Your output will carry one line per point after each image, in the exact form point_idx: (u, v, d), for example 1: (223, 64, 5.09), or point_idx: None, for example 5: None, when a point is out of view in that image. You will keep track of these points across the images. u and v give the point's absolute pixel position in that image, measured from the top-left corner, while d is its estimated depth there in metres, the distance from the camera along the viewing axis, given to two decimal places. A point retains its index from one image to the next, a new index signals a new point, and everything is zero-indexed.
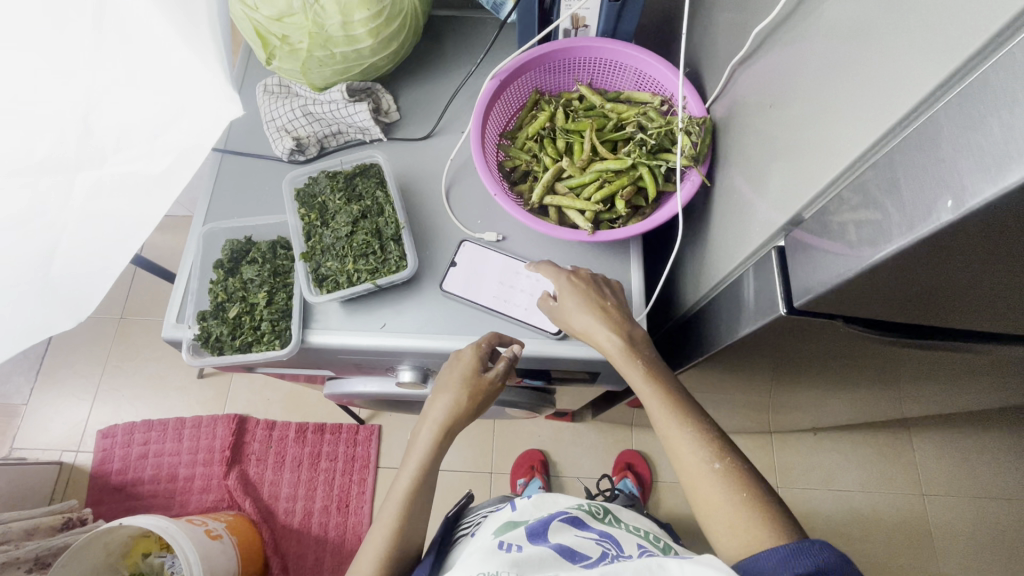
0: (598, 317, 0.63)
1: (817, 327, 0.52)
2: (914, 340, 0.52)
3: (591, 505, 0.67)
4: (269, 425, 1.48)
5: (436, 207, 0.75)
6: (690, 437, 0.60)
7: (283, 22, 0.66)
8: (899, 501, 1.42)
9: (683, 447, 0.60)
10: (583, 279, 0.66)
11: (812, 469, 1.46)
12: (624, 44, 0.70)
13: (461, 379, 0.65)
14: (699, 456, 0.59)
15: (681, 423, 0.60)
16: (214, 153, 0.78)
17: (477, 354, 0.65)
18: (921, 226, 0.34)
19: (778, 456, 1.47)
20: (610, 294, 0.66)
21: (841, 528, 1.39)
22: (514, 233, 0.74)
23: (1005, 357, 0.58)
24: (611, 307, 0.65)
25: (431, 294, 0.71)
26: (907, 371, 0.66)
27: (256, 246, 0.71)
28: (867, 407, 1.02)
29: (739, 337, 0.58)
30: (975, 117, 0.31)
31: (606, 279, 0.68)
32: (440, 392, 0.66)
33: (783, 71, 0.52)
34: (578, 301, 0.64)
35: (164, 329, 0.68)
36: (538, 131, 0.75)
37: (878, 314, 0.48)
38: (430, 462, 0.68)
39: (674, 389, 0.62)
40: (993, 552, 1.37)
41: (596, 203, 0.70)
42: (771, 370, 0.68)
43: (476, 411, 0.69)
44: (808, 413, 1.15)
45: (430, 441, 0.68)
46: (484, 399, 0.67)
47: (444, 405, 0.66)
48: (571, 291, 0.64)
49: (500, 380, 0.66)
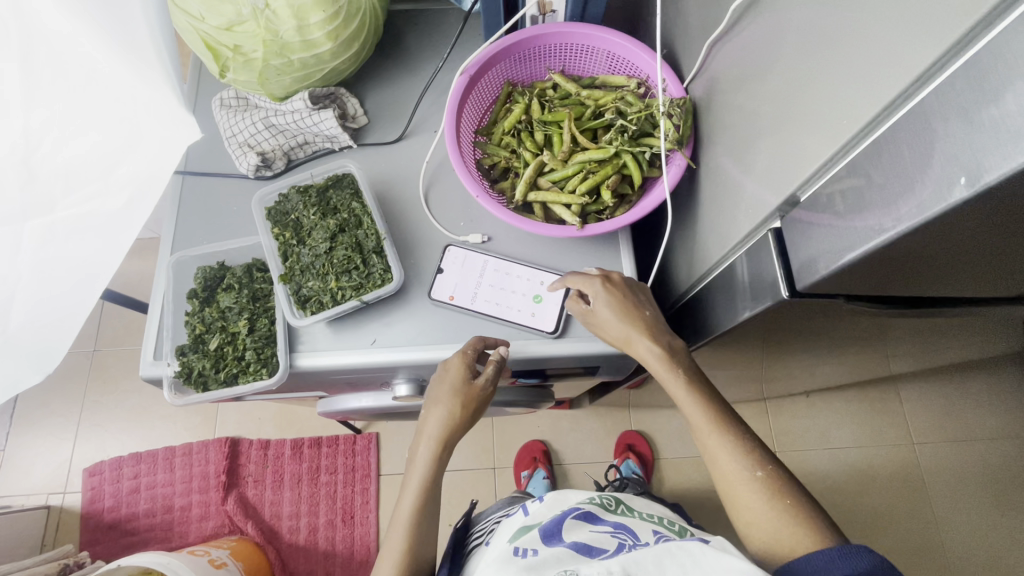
0: (636, 326, 0.62)
1: (817, 306, 0.51)
2: (911, 311, 0.52)
3: (603, 498, 0.67)
4: (264, 444, 1.45)
5: (416, 213, 0.72)
6: (731, 445, 0.59)
7: (233, 32, 0.62)
8: (891, 452, 1.47)
9: (724, 455, 0.60)
10: (619, 285, 0.64)
11: (805, 431, 1.49)
12: (594, 28, 0.68)
13: (451, 391, 0.63)
14: (742, 464, 0.59)
15: (721, 432, 0.60)
16: (175, 176, 0.74)
17: (464, 362, 0.63)
18: (932, 205, 0.33)
19: (773, 422, 1.49)
20: (646, 299, 0.65)
21: (838, 484, 1.44)
22: (499, 233, 0.72)
23: (997, 315, 0.58)
24: (648, 315, 0.63)
25: (421, 304, 0.68)
26: (901, 335, 0.66)
27: (230, 271, 0.68)
28: (859, 367, 1.04)
29: (737, 323, 0.58)
30: (989, 90, 0.30)
31: (640, 284, 0.67)
32: (432, 406, 0.64)
33: (765, 46, 0.51)
34: (614, 308, 0.62)
35: (142, 368, 0.65)
36: (514, 125, 0.72)
37: (875, 290, 0.48)
38: (433, 477, 0.66)
39: (714, 395, 0.62)
40: (981, 495, 1.42)
41: (581, 195, 0.67)
42: (771, 344, 0.68)
43: (472, 419, 0.67)
44: (801, 378, 1.17)
45: (429, 457, 0.66)
46: (478, 406, 0.65)
47: (438, 419, 0.64)
48: (607, 297, 0.63)
49: (492, 386, 0.65)
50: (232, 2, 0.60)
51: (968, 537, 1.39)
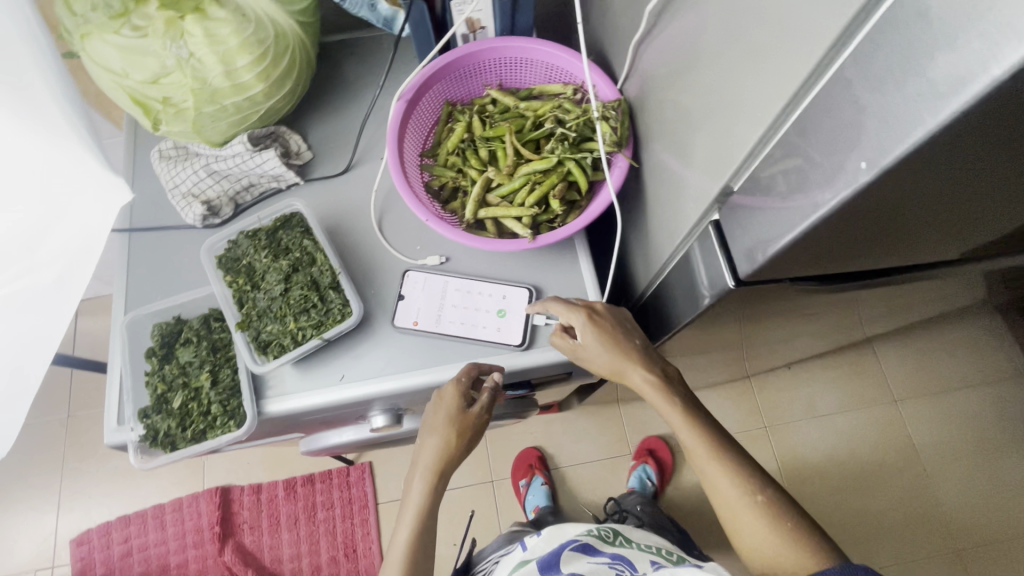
0: (628, 359, 0.63)
1: (766, 287, 0.52)
2: (847, 287, 0.55)
3: (601, 530, 0.67)
4: (255, 489, 1.42)
5: (371, 242, 0.72)
6: (730, 473, 0.61)
7: (160, 84, 0.61)
8: (874, 411, 1.55)
9: (724, 483, 0.61)
10: (605, 321, 0.64)
11: (794, 402, 1.57)
12: (523, 41, 0.69)
13: (445, 419, 0.64)
14: (742, 491, 0.61)
15: (720, 461, 0.62)
16: (120, 235, 0.72)
17: (459, 391, 0.64)
18: (843, 187, 0.35)
19: (761, 398, 1.56)
20: (633, 330, 0.66)
21: (830, 448, 1.52)
22: (457, 253, 0.72)
23: (944, 277, 0.60)
24: (637, 347, 0.64)
25: (386, 334, 0.68)
26: (857, 304, 0.68)
27: (187, 325, 0.66)
28: (831, 334, 1.06)
29: (696, 314, 0.59)
30: (877, 76, 0.31)
31: (625, 316, 0.67)
32: (427, 435, 0.65)
33: (686, 44, 0.52)
34: (604, 343, 0.62)
35: (107, 435, 0.63)
36: (458, 144, 0.72)
37: (816, 269, 0.49)
38: (430, 506, 0.67)
39: (709, 423, 0.64)
40: None
41: (531, 207, 0.67)
42: (733, 327, 0.69)
43: (467, 446, 0.68)
44: (779, 353, 1.19)
45: (423, 488, 0.66)
46: (473, 432, 0.66)
47: (433, 448, 0.65)
48: (595, 331, 0.63)
49: (486, 415, 0.66)
50: (155, 55, 0.59)
51: (953, 479, 1.49)
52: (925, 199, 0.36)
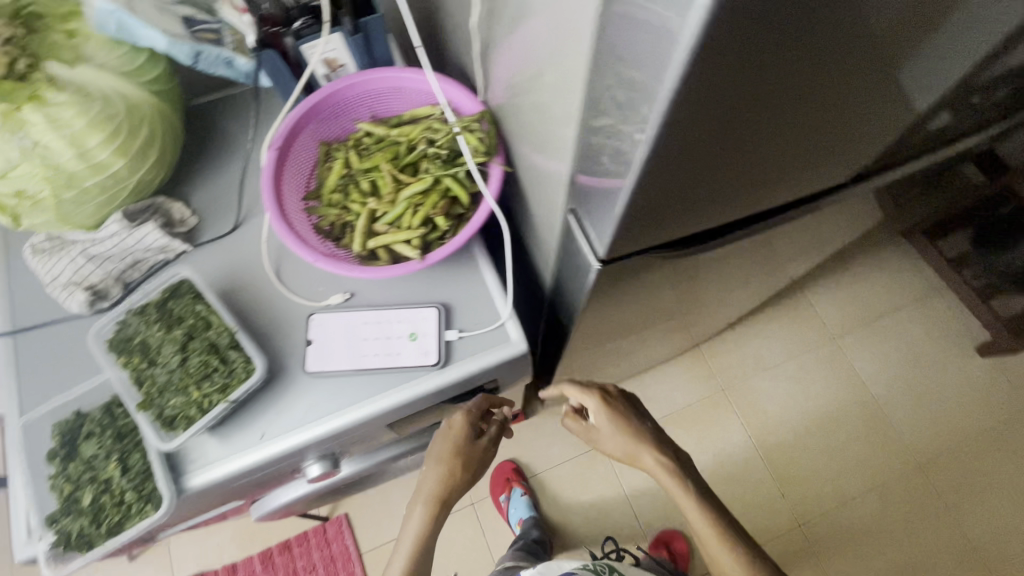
0: (639, 441, 0.76)
1: (631, 256, 0.55)
2: (718, 243, 0.58)
3: (597, 565, 0.79)
4: (229, 570, 1.35)
5: (271, 294, 0.71)
6: (734, 555, 0.71)
7: (10, 178, 0.59)
8: (818, 351, 1.64)
9: (728, 563, 0.71)
10: (617, 403, 0.80)
11: (745, 359, 1.64)
12: (382, 72, 0.71)
13: (453, 446, 0.74)
14: (744, 571, 0.70)
15: (727, 545, 0.71)
16: (3, 339, 0.69)
17: (469, 418, 0.76)
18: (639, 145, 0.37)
19: (714, 361, 1.64)
20: (641, 413, 0.81)
21: (785, 395, 1.60)
22: (359, 287, 0.72)
23: (811, 218, 0.65)
24: (646, 429, 0.78)
25: (301, 382, 0.67)
26: (743, 260, 0.73)
27: (88, 417, 0.64)
28: (753, 290, 1.13)
29: (588, 294, 0.62)
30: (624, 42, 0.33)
31: (638, 405, 0.82)
32: (433, 465, 0.74)
33: (514, 47, 0.54)
34: (614, 422, 0.78)
35: (16, 550, 0.61)
36: (339, 181, 0.73)
37: (669, 233, 0.52)
38: (428, 536, 0.73)
39: (721, 515, 0.73)
40: (897, 363, 1.62)
41: (417, 228, 0.68)
42: (637, 304, 0.72)
43: (465, 479, 0.76)
44: (714, 316, 1.26)
45: (424, 516, 0.73)
46: (473, 459, 0.76)
47: (437, 476, 0.73)
48: (606, 410, 0.79)
49: (494, 441, 0.79)
50: None
51: (899, 403, 1.58)
52: (722, 145, 0.39)
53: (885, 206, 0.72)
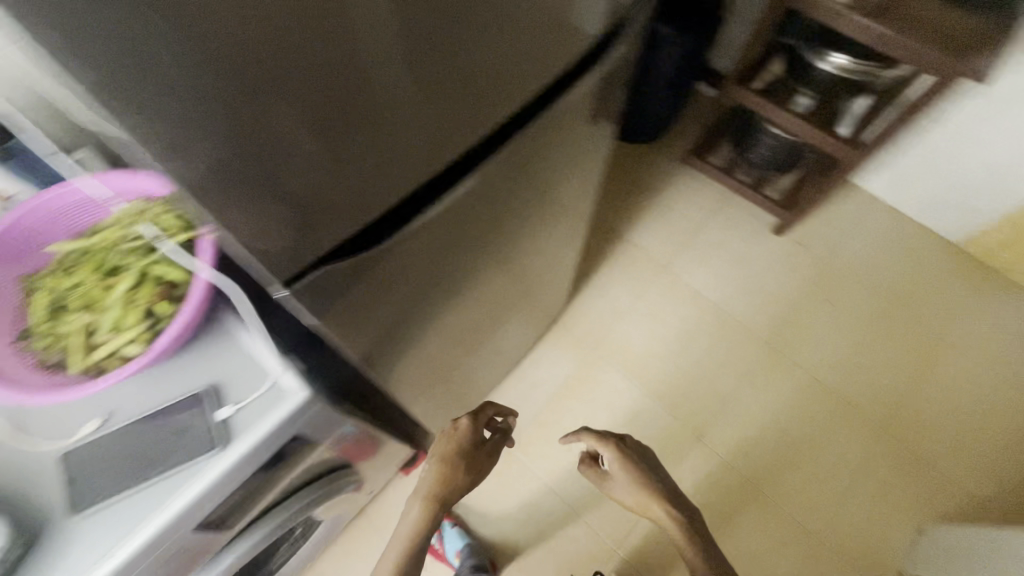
0: (642, 483, 1.10)
1: (271, 242, 0.48)
2: (374, 252, 0.61)
3: None
4: None
5: (2, 453, 0.65)
6: (695, 551, 1.08)
7: None
8: (653, 282, 1.91)
9: (690, 555, 1.07)
10: (628, 449, 1.13)
11: (600, 313, 1.87)
12: (54, 189, 0.70)
13: (443, 452, 1.10)
14: (698, 557, 1.07)
15: (690, 541, 1.08)
16: None
17: (455, 431, 1.13)
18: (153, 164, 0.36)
19: (576, 327, 1.85)
20: (643, 460, 1.14)
21: (644, 330, 1.85)
22: (115, 403, 0.69)
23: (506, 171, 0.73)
24: (647, 474, 1.11)
25: (68, 528, 0.62)
26: (478, 228, 0.79)
27: None
28: (556, 259, 1.32)
29: (312, 315, 0.61)
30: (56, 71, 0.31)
31: (640, 450, 1.16)
32: (432, 468, 1.10)
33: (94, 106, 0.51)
34: (625, 465, 1.11)
35: None
36: (49, 308, 0.70)
37: (330, 148, 0.46)
38: (423, 525, 1.08)
39: (691, 526, 1.10)
40: (711, 266, 1.93)
41: (138, 326, 0.69)
42: (396, 299, 0.75)
43: (452, 482, 1.09)
44: (538, 287, 1.40)
45: (420, 511, 1.08)
46: (457, 461, 1.11)
47: (430, 481, 1.09)
48: (622, 456, 1.12)
49: (494, 445, 1.19)
50: None
51: (727, 301, 1.89)
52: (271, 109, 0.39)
53: (573, 142, 0.86)
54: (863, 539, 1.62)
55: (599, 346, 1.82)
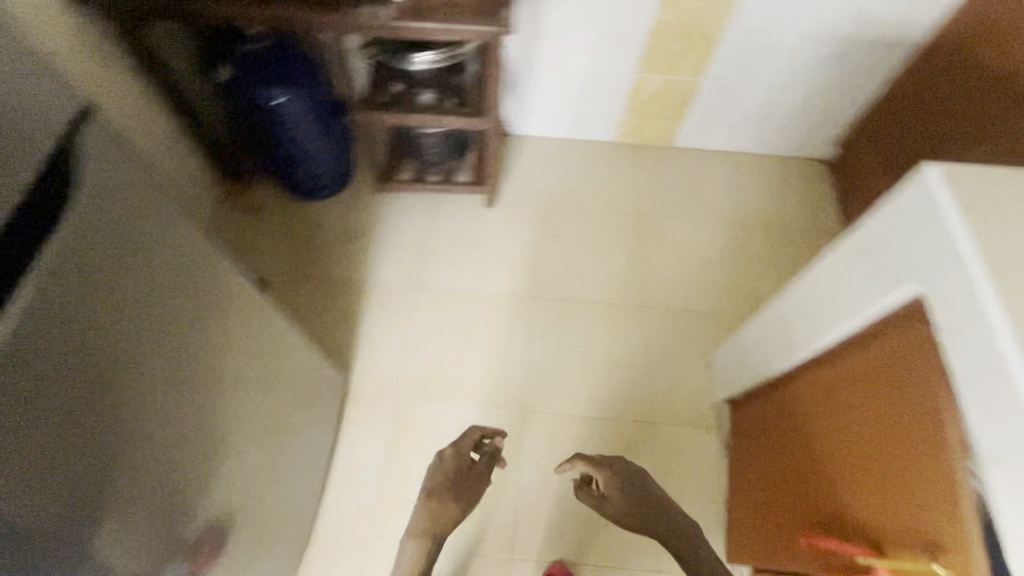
0: (645, 498, 1.37)
1: None
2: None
3: None
4: None
5: None
6: (676, 530, 1.34)
7: None
8: (410, 304, 1.95)
9: (669, 532, 1.34)
10: (632, 477, 1.40)
11: (381, 358, 1.86)
12: None
13: (431, 480, 1.41)
14: (671, 530, 1.34)
15: (676, 526, 1.35)
16: None
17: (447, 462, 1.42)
18: None
19: (368, 383, 1.83)
20: (639, 482, 1.39)
21: (427, 348, 1.88)
22: None
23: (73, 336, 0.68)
24: (643, 492, 1.38)
25: None
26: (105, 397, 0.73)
27: None
28: (280, 342, 1.32)
29: None
30: None
31: (636, 477, 1.40)
32: (425, 499, 1.39)
33: None
34: (621, 491, 1.37)
35: None
36: None
37: None
38: (424, 554, 1.36)
39: (669, 513, 1.36)
40: (453, 261, 2.04)
41: None
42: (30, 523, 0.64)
43: (451, 506, 1.38)
44: (281, 386, 1.33)
45: (414, 547, 1.37)
46: (456, 488, 1.40)
47: (422, 515, 1.38)
48: (615, 480, 1.38)
49: (483, 467, 1.45)
50: None
51: (482, 282, 2.01)
52: None
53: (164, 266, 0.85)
54: (678, 392, 1.85)
55: (396, 388, 1.82)
